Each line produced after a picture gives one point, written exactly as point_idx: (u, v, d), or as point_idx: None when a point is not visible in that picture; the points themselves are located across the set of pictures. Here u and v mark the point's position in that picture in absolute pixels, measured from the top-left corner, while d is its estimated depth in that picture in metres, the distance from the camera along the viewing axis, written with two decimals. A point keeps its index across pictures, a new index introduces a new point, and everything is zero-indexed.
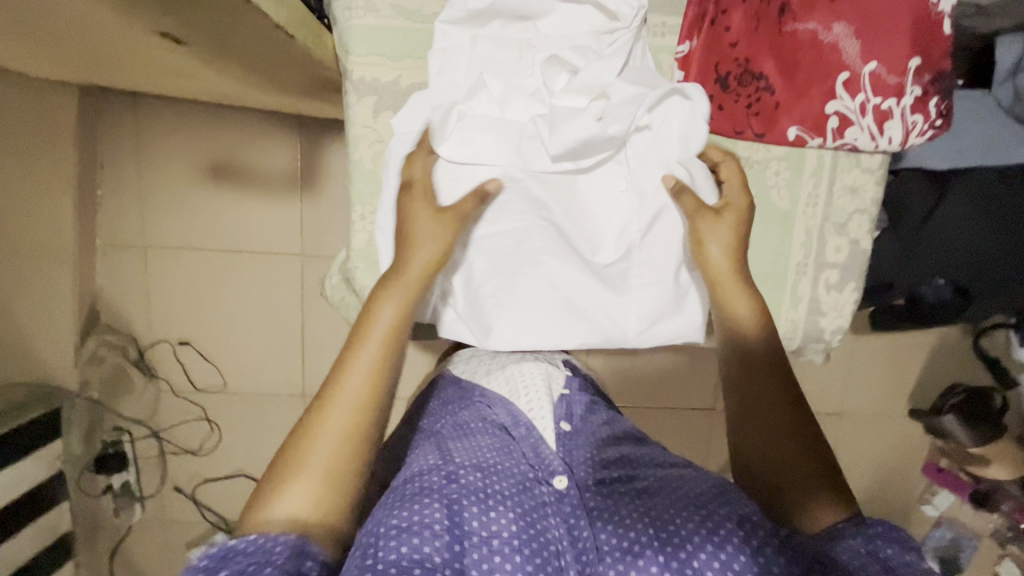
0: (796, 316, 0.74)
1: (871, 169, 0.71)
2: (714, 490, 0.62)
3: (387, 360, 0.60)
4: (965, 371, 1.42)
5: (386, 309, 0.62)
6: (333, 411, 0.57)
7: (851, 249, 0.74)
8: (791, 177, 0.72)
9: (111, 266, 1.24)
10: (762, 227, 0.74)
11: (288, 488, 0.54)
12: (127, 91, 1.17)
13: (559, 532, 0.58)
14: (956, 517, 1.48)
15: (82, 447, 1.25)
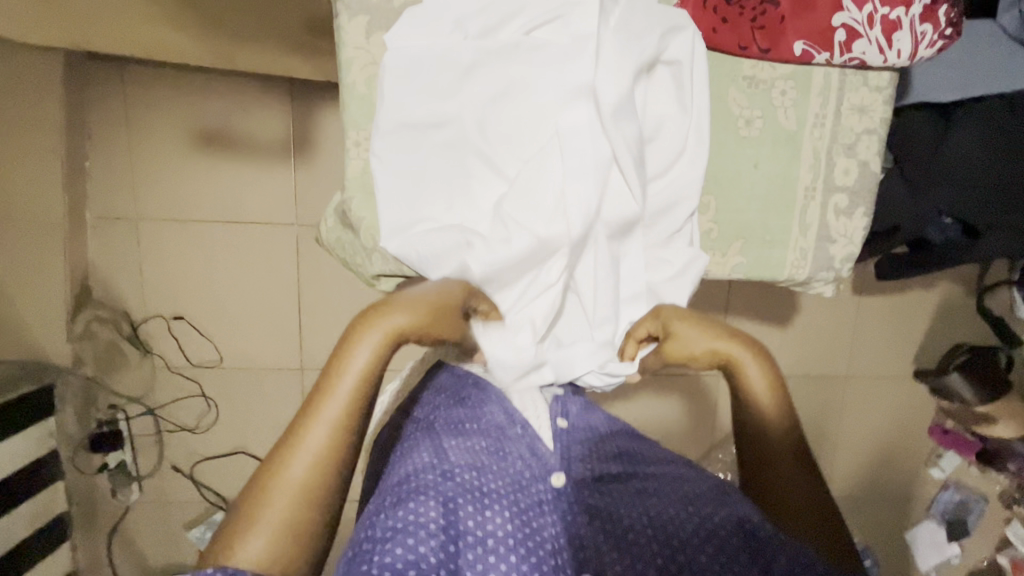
0: (806, 243, 0.73)
1: (880, 87, 0.70)
2: (714, 491, 0.69)
3: (362, 389, 0.58)
4: (967, 330, 1.42)
5: (358, 355, 0.57)
6: (302, 445, 0.55)
7: (860, 171, 0.72)
8: (797, 97, 0.70)
9: (102, 240, 1.21)
10: (769, 150, 0.71)
11: (253, 536, 0.52)
12: (115, 57, 1.14)
13: (554, 530, 0.64)
14: (962, 479, 1.47)
15: (76, 426, 1.24)
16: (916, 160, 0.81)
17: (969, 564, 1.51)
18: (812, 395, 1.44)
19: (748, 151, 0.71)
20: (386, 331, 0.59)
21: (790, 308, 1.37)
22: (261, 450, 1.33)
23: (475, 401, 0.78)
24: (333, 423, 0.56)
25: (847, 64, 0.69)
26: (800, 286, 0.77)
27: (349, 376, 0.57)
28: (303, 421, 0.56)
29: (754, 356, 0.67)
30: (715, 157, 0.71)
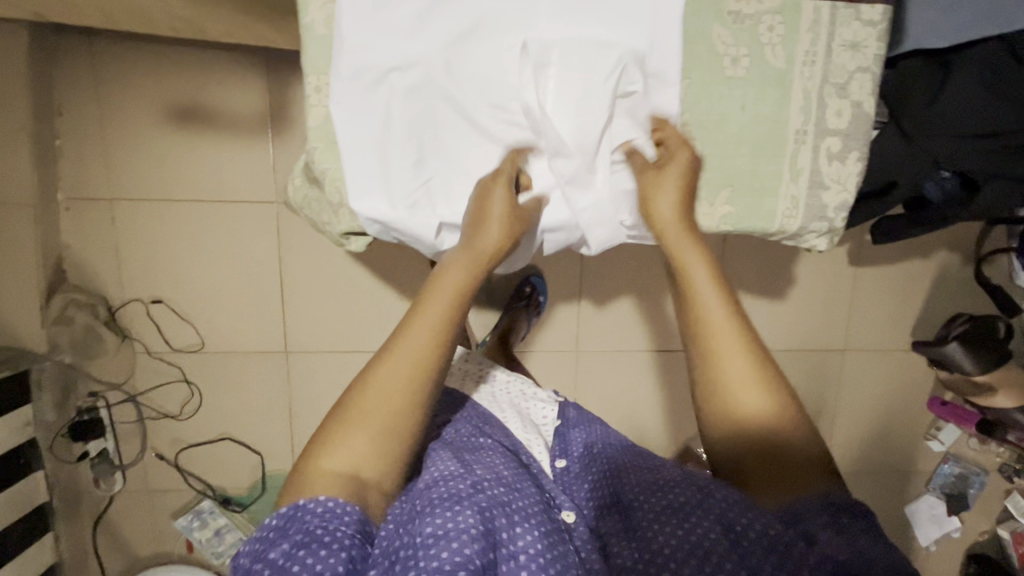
0: (797, 191, 0.70)
1: (873, 22, 0.65)
2: (698, 492, 0.65)
3: (453, 316, 0.65)
4: (965, 299, 1.39)
5: (454, 274, 0.67)
6: (382, 379, 0.62)
7: (854, 112, 0.68)
8: (785, 33, 0.66)
9: (76, 221, 1.18)
10: (756, 92, 0.67)
11: (348, 440, 0.60)
12: (82, 29, 1.10)
13: (578, 556, 0.60)
14: (960, 452, 1.45)
15: (55, 413, 1.20)
16: (914, 109, 0.77)
17: (968, 537, 1.49)
18: (809, 369, 1.41)
19: (736, 92, 0.67)
20: (483, 255, 0.68)
21: (785, 281, 1.34)
22: (247, 436, 1.30)
23: (475, 421, 0.82)
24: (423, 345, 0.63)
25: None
26: (793, 239, 0.75)
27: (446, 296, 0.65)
28: (380, 362, 0.63)
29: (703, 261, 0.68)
30: (702, 100, 0.68)
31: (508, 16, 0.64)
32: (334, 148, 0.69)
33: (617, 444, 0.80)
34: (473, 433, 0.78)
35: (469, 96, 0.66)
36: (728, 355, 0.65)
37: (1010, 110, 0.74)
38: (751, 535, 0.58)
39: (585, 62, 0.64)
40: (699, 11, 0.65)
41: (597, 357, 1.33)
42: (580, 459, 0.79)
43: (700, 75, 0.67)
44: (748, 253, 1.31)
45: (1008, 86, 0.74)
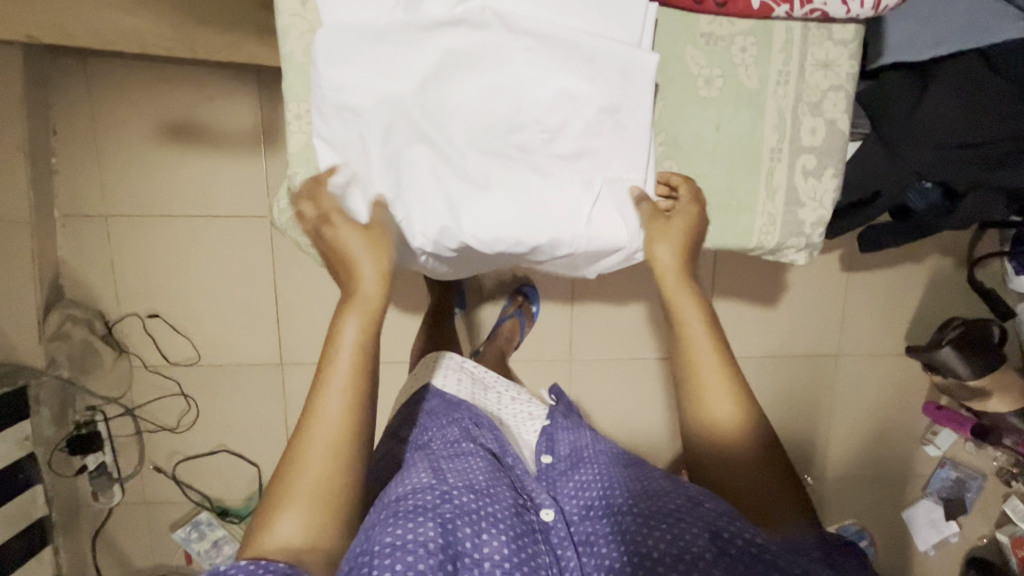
0: (773, 209, 0.70)
1: (845, 41, 0.66)
2: (688, 502, 0.65)
3: (361, 373, 0.62)
4: (958, 304, 1.39)
5: (348, 330, 0.62)
6: (312, 446, 0.60)
7: (828, 130, 0.69)
8: (758, 53, 0.66)
9: (72, 238, 1.19)
10: (729, 111, 0.68)
11: (286, 519, 0.57)
12: (76, 50, 1.12)
13: (549, 560, 0.65)
14: (957, 456, 1.45)
15: (53, 428, 1.21)
16: (893, 120, 0.77)
17: (968, 541, 1.49)
18: (804, 375, 1.42)
19: (711, 112, 0.68)
20: (370, 303, 0.63)
21: (777, 287, 1.35)
22: (245, 448, 1.31)
23: (465, 422, 0.83)
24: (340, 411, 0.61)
25: (808, 17, 0.64)
26: (772, 255, 0.75)
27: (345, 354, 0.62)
28: (306, 427, 0.60)
29: (698, 311, 0.67)
30: (677, 121, 0.69)
31: (485, 53, 0.64)
32: (315, 174, 0.71)
33: (611, 451, 0.81)
34: (458, 433, 0.80)
35: (446, 136, 0.67)
36: (715, 393, 0.66)
37: (990, 122, 0.74)
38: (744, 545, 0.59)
39: (558, 109, 0.66)
40: (671, 34, 0.66)
41: (591, 365, 1.33)
42: (571, 452, 0.80)
43: (674, 96, 0.68)
44: (739, 261, 1.32)
45: (989, 98, 0.74)
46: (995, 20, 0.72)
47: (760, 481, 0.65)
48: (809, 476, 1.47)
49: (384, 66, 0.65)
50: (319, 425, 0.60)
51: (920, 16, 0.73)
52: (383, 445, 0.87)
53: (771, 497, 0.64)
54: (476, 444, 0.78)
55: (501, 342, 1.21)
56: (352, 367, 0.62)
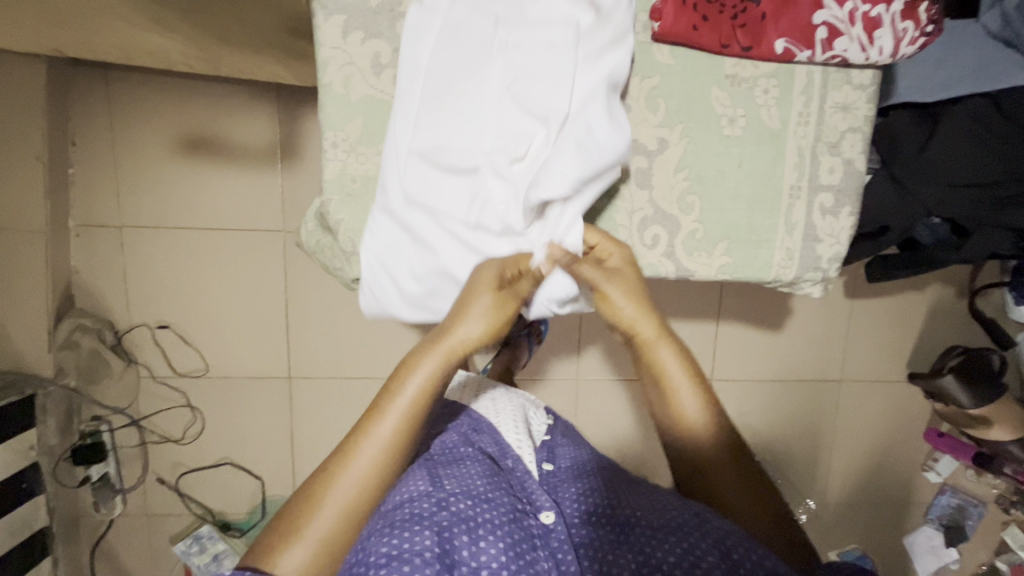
0: (792, 242, 0.71)
1: (863, 85, 0.69)
2: (695, 519, 0.68)
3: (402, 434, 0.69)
4: (959, 332, 1.41)
5: (415, 379, 0.69)
6: (340, 483, 0.66)
7: (845, 169, 0.71)
8: (780, 94, 0.69)
9: (87, 247, 1.20)
10: (751, 149, 0.70)
11: (298, 539, 0.64)
12: (100, 64, 1.13)
13: (548, 567, 0.63)
14: (957, 483, 1.47)
15: (58, 438, 1.20)
16: (904, 158, 0.80)
17: (968, 568, 1.50)
18: (807, 400, 1.43)
19: (733, 149, 0.70)
20: (449, 352, 0.70)
21: (782, 312, 1.36)
22: (249, 461, 1.31)
23: (465, 429, 0.83)
24: (380, 452, 0.68)
25: (828, 62, 0.67)
26: (790, 285, 0.76)
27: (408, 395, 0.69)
28: (345, 457, 0.67)
29: (672, 348, 0.77)
30: (701, 157, 0.70)
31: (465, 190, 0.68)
32: (348, 201, 0.73)
33: (612, 472, 0.82)
34: (458, 445, 0.78)
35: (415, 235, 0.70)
36: (684, 394, 0.77)
37: (999, 165, 0.76)
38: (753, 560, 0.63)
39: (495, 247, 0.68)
40: (694, 75, 0.68)
41: (595, 384, 1.35)
42: (570, 468, 0.82)
43: (699, 134, 0.70)
44: (746, 284, 1.34)
45: (999, 142, 0.76)
46: (1005, 67, 0.74)
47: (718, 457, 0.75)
48: (811, 501, 1.47)
49: (411, 173, 0.68)
50: (358, 457, 0.67)
51: (930, 61, 0.76)
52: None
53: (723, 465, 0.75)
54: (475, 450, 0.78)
55: (510, 357, 1.20)
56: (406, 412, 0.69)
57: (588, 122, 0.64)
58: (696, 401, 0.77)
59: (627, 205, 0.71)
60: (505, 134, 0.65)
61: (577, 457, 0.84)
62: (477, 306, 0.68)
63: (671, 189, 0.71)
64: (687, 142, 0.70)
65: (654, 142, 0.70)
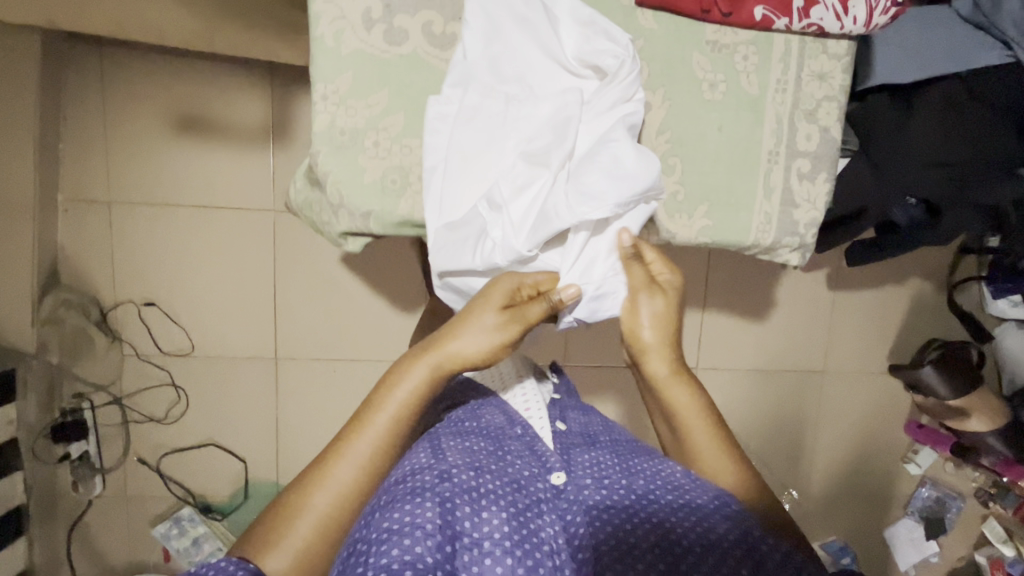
0: (770, 207, 0.73)
1: (838, 55, 0.71)
2: (713, 501, 0.70)
3: (388, 441, 0.68)
4: (939, 326, 1.44)
5: (409, 381, 0.68)
6: (318, 491, 0.65)
7: (822, 136, 0.73)
8: (759, 61, 0.71)
9: (73, 222, 1.18)
10: (732, 114, 0.71)
11: (282, 539, 0.63)
12: (94, 38, 1.13)
13: (554, 530, 0.66)
14: (937, 476, 1.49)
15: (38, 415, 1.19)
16: (879, 141, 0.83)
17: (947, 562, 1.52)
18: (791, 391, 1.45)
19: (714, 114, 0.71)
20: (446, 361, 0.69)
21: (767, 302, 1.38)
22: (233, 443, 1.30)
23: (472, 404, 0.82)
24: (365, 460, 0.67)
25: (806, 31, 0.69)
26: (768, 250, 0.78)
27: (397, 403, 0.68)
28: (329, 461, 0.67)
29: (689, 390, 0.79)
30: (684, 120, 0.71)
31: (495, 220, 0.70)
32: (339, 153, 0.70)
33: (623, 440, 0.83)
34: (467, 416, 0.79)
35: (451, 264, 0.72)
36: (695, 427, 0.78)
37: (968, 147, 0.79)
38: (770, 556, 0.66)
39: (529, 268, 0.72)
40: (680, 44, 0.70)
41: (582, 370, 1.37)
42: (581, 432, 0.83)
43: (681, 97, 0.71)
44: (732, 274, 1.36)
45: (970, 127, 0.78)
46: (974, 49, 0.77)
47: (723, 470, 0.77)
48: (794, 492, 1.48)
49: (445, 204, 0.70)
50: (342, 464, 0.66)
51: (907, 44, 0.79)
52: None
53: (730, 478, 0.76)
54: (483, 422, 0.78)
55: None
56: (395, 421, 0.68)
57: (614, 151, 0.68)
58: (712, 437, 0.78)
59: None
60: (536, 172, 0.69)
61: (584, 424, 0.86)
62: (478, 322, 0.68)
63: (654, 151, 0.72)
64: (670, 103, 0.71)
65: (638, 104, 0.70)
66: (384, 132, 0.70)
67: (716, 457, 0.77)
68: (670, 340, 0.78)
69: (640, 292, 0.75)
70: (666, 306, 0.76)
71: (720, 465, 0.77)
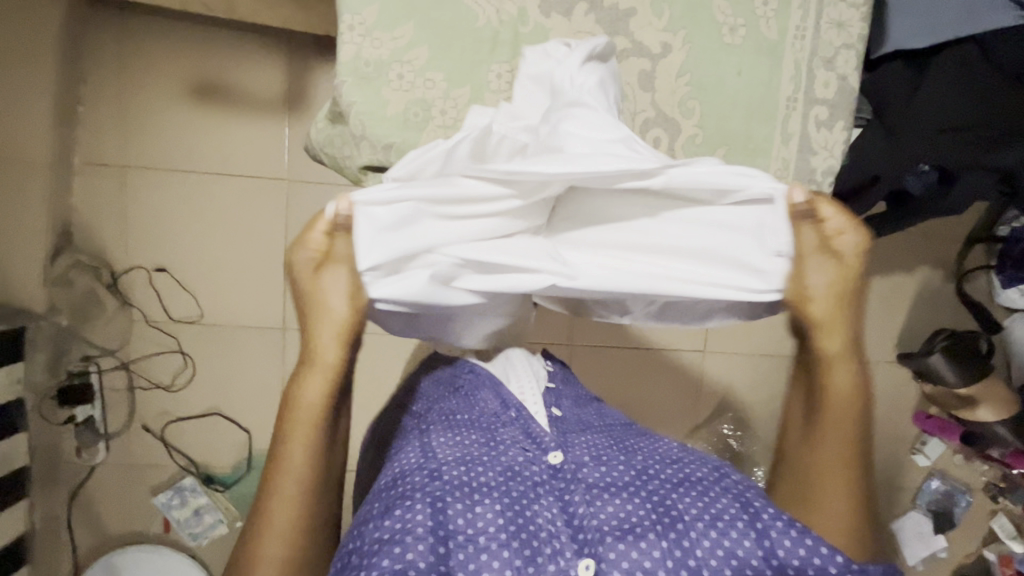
0: (788, 154, 0.67)
1: (856, 3, 0.66)
2: (716, 473, 0.65)
3: (315, 454, 0.59)
4: (947, 315, 1.44)
5: (308, 388, 0.58)
6: (267, 534, 0.57)
7: (839, 85, 0.67)
8: (778, 6, 0.65)
9: (89, 185, 1.19)
10: (749, 59, 0.65)
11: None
12: (117, 5, 1.16)
13: (551, 514, 0.59)
14: (946, 468, 1.48)
15: (45, 376, 1.19)
16: (895, 106, 0.84)
17: (956, 557, 1.49)
18: None
19: (733, 59, 0.65)
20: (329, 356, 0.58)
21: None
22: (237, 414, 1.29)
23: (468, 389, 0.75)
24: (299, 483, 0.58)
25: None
26: None
27: (307, 410, 0.58)
28: (263, 503, 0.58)
29: (851, 378, 0.60)
30: (702, 63, 0.64)
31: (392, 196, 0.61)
32: (364, 86, 0.61)
33: (618, 423, 0.75)
34: (460, 408, 0.72)
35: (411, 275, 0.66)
36: (829, 428, 0.61)
37: (982, 109, 0.80)
38: (779, 526, 0.58)
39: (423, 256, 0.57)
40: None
41: (589, 350, 1.36)
42: (577, 419, 0.74)
43: (699, 41, 0.64)
44: None
45: (985, 87, 0.80)
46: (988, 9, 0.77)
47: (833, 496, 0.61)
48: None
49: None
50: (279, 496, 0.57)
51: (920, 9, 0.79)
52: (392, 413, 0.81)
53: (837, 504, 0.61)
54: (475, 412, 0.71)
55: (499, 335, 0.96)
56: (313, 428, 0.58)
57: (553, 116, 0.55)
58: (840, 444, 0.61)
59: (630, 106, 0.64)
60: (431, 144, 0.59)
61: (587, 408, 0.77)
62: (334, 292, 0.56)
63: (670, 96, 0.64)
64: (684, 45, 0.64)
65: (656, 47, 0.64)
66: (409, 67, 0.62)
67: (834, 473, 0.62)
68: (853, 316, 0.57)
69: (809, 256, 0.55)
70: (842, 277, 0.55)
71: (830, 483, 0.62)
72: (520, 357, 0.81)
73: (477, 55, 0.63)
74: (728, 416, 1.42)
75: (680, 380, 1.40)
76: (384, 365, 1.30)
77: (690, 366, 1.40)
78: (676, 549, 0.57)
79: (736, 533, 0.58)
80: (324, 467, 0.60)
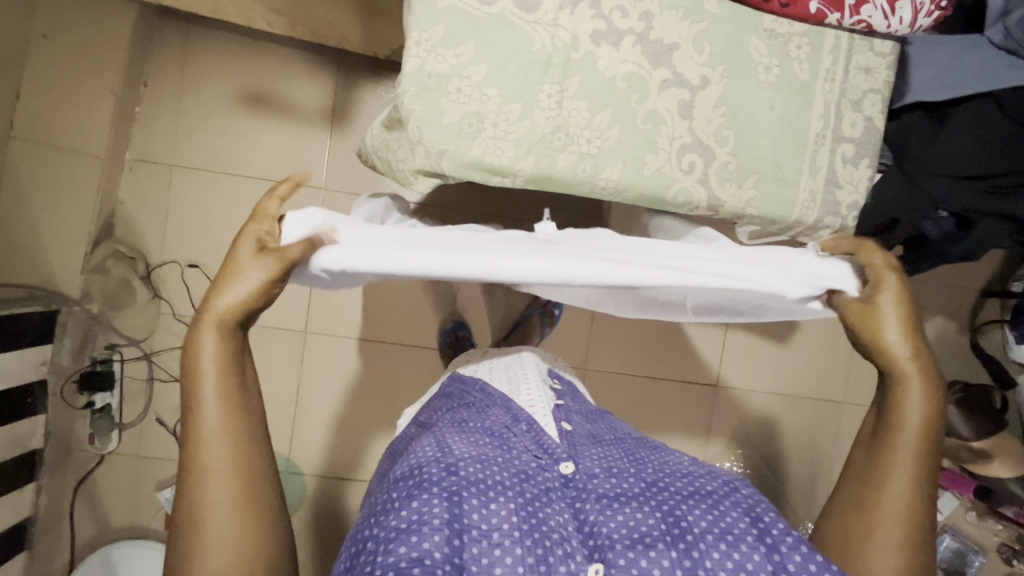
0: (814, 185, 0.71)
1: (883, 53, 0.72)
2: (725, 487, 0.60)
3: (233, 401, 0.56)
4: (961, 367, 1.44)
5: (206, 344, 0.56)
6: (209, 487, 0.54)
7: (865, 125, 0.72)
8: (811, 52, 0.70)
9: (136, 180, 1.26)
10: (782, 97, 0.70)
11: (208, 560, 0.52)
12: (184, 18, 1.25)
13: (564, 519, 0.55)
14: (958, 525, 1.43)
15: (70, 360, 1.21)
16: (915, 156, 0.86)
17: None
18: (810, 420, 1.44)
19: (767, 94, 0.69)
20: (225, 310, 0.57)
21: (790, 326, 1.41)
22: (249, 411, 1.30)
23: (479, 405, 0.71)
24: (223, 440, 0.55)
25: (853, 28, 0.70)
26: (804, 235, 0.75)
27: (212, 377, 0.56)
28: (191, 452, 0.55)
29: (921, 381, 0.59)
30: (739, 96, 0.69)
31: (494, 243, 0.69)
32: (426, 96, 0.64)
33: (630, 436, 0.70)
34: (471, 417, 0.69)
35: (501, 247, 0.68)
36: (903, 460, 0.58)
37: (998, 159, 0.84)
38: (789, 542, 0.53)
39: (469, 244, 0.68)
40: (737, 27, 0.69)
41: (603, 375, 1.38)
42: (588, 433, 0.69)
43: (737, 78, 0.69)
44: None
45: (1000, 140, 0.84)
46: (1000, 71, 0.83)
47: (884, 534, 0.57)
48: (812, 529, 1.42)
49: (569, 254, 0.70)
50: (206, 450, 0.55)
51: (941, 66, 0.84)
52: (401, 433, 0.77)
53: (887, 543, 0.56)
54: (487, 423, 0.67)
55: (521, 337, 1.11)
56: (226, 389, 0.56)
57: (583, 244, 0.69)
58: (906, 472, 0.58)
59: (669, 131, 0.68)
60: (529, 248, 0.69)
61: (598, 426, 0.71)
62: (243, 277, 0.57)
63: (709, 123, 0.69)
64: (722, 79, 0.68)
65: (697, 79, 0.68)
66: (467, 80, 0.64)
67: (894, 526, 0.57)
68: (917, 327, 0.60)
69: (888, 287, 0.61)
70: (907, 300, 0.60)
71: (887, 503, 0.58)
72: (529, 383, 0.76)
73: (532, 74, 0.65)
74: (737, 452, 1.41)
75: (692, 413, 1.40)
76: (400, 375, 1.32)
77: (700, 401, 1.41)
78: (685, 561, 0.52)
79: (745, 548, 0.53)
80: (244, 416, 0.57)
